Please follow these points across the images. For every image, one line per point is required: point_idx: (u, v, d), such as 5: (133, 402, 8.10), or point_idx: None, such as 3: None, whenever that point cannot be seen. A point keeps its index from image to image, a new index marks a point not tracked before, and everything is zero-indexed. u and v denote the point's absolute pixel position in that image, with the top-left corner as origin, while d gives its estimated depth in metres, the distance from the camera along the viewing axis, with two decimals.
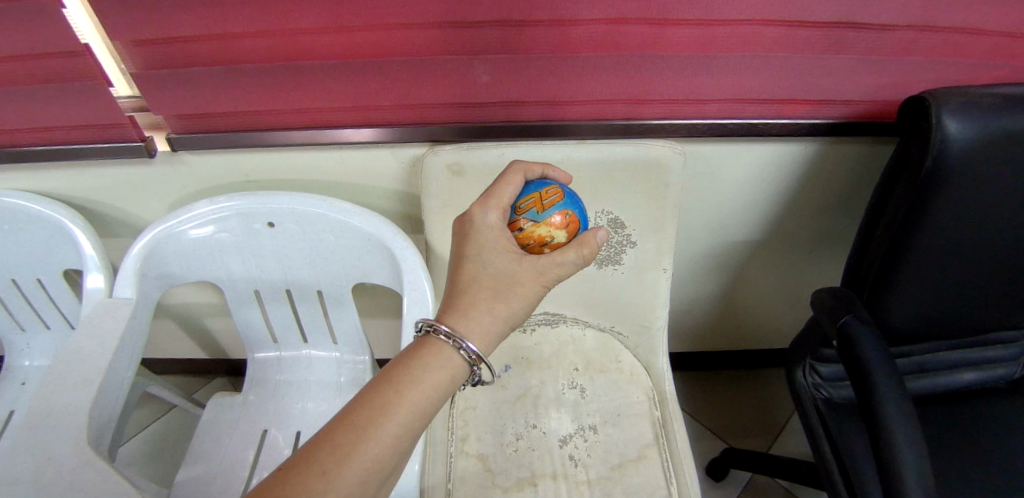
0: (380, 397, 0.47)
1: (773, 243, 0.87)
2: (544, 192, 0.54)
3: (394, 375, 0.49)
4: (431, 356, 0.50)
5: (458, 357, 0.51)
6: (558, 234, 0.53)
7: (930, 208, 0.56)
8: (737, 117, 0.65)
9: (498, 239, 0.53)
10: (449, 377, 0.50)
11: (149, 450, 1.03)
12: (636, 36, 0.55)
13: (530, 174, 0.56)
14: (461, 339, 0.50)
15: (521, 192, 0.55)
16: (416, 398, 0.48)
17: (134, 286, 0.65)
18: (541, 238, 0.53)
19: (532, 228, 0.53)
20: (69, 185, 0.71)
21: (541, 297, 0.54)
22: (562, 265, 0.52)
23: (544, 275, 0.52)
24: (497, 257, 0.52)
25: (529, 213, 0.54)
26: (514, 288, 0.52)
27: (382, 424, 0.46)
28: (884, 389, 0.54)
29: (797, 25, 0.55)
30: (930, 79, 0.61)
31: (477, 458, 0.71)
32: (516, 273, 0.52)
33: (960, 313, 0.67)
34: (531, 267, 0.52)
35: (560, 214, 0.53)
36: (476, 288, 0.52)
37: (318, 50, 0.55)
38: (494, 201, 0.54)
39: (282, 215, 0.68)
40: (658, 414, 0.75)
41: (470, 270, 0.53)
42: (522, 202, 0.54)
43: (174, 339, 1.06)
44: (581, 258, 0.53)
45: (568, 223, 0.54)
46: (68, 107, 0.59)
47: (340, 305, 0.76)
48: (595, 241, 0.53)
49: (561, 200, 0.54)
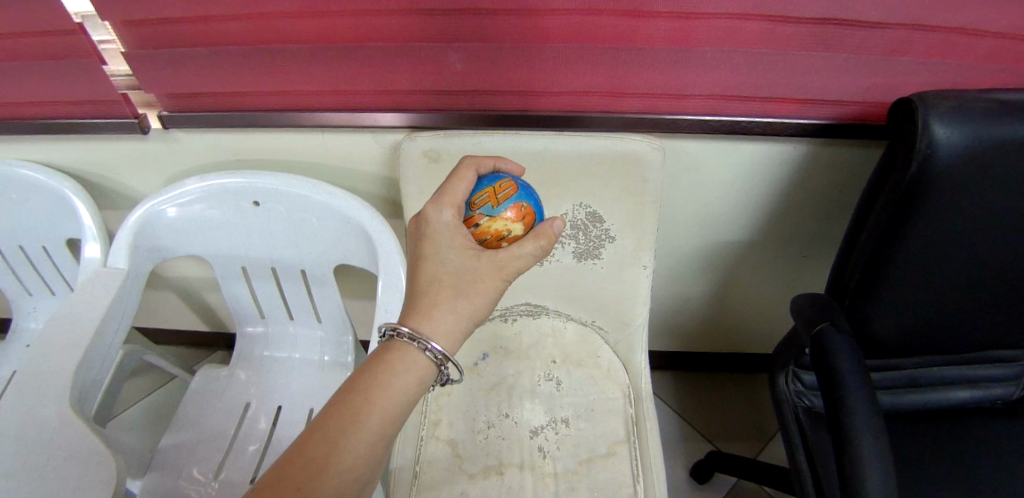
0: (349, 406, 0.48)
1: (764, 245, 0.85)
2: (498, 186, 0.55)
3: (362, 382, 0.50)
4: (397, 359, 0.51)
5: (424, 358, 0.52)
6: (514, 227, 0.54)
7: (914, 215, 0.54)
8: (721, 114, 0.63)
9: (455, 236, 0.54)
10: (418, 379, 0.51)
11: (148, 415, 1.08)
12: (610, 27, 0.55)
13: (482, 168, 0.57)
14: (425, 340, 0.51)
15: (474, 188, 0.56)
16: (384, 405, 0.49)
17: (127, 258, 0.69)
18: (498, 232, 0.54)
19: (488, 223, 0.54)
20: (73, 157, 0.75)
21: (503, 290, 0.55)
22: (521, 258, 0.53)
23: (504, 268, 0.53)
24: (454, 255, 0.53)
25: (484, 207, 0.54)
26: (473, 285, 0.52)
27: (353, 433, 0.47)
28: (853, 398, 0.53)
29: (779, 20, 0.54)
30: (925, 80, 0.58)
31: (447, 443, 0.72)
32: (476, 269, 0.52)
33: (951, 327, 0.65)
34: (490, 261, 0.52)
35: (514, 208, 0.54)
36: (437, 287, 0.52)
37: (296, 35, 0.56)
38: (447, 200, 0.55)
39: (266, 194, 0.70)
40: (631, 412, 0.75)
41: (429, 270, 0.53)
42: (476, 198, 0.55)
43: (175, 310, 1.10)
44: (539, 249, 0.54)
45: (523, 216, 0.55)
46: (67, 83, 0.62)
47: (324, 286, 0.78)
48: (552, 231, 0.55)
49: (515, 193, 0.55)
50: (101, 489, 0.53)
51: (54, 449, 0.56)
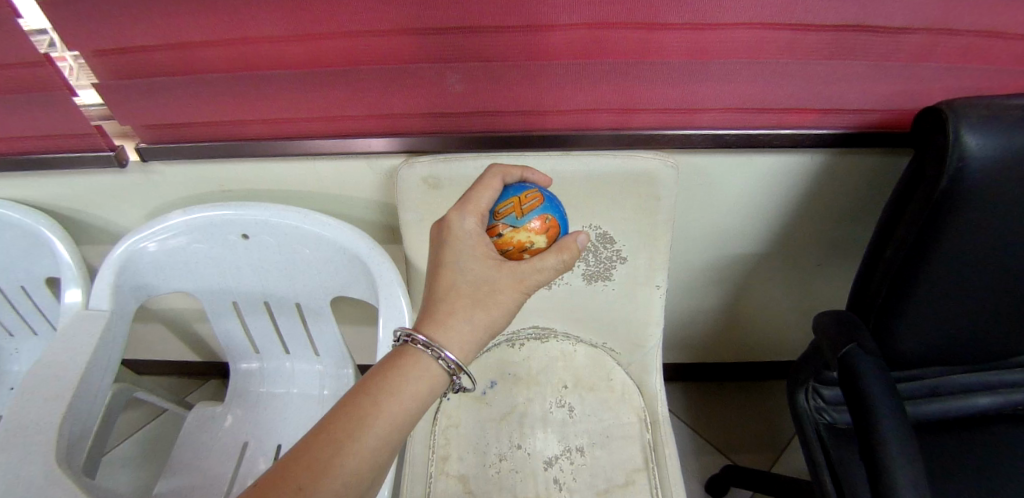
0: (357, 409, 0.45)
1: (777, 256, 0.82)
2: (523, 196, 0.51)
3: (372, 386, 0.46)
4: (410, 365, 0.47)
5: (437, 367, 0.48)
6: (537, 239, 0.50)
7: (944, 229, 0.51)
8: (735, 128, 0.61)
9: (477, 245, 0.50)
10: (429, 389, 0.48)
11: (140, 452, 1.03)
12: (621, 40, 0.51)
13: (508, 177, 0.53)
14: (439, 348, 0.47)
15: (498, 196, 0.52)
16: (393, 412, 0.45)
17: (110, 298, 0.64)
18: (520, 243, 0.50)
19: (511, 233, 0.50)
20: (48, 194, 0.70)
21: (522, 303, 0.51)
22: (542, 271, 0.49)
23: (524, 281, 0.49)
24: (475, 265, 0.49)
25: (508, 218, 0.50)
26: (492, 296, 0.49)
27: (359, 437, 0.44)
28: (886, 427, 0.49)
29: (800, 28, 0.51)
30: (949, 87, 0.56)
31: (458, 479, 0.68)
32: (495, 280, 0.49)
33: (981, 340, 0.62)
34: (512, 273, 0.49)
35: (539, 219, 0.50)
36: (454, 296, 0.49)
37: (281, 60, 0.53)
38: (471, 206, 0.51)
39: (255, 226, 0.66)
40: (649, 437, 0.71)
41: (448, 278, 0.49)
42: (500, 206, 0.51)
43: (165, 342, 1.06)
44: (561, 263, 0.50)
45: (548, 228, 0.51)
46: (37, 117, 0.58)
47: (320, 318, 0.74)
48: (576, 246, 0.51)
49: (541, 205, 0.51)
50: None
51: None
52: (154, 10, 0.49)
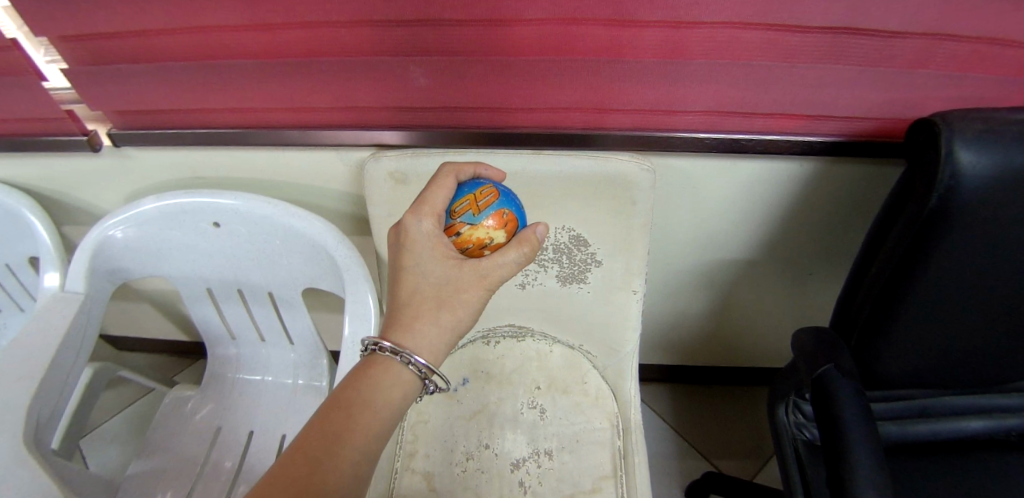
0: (331, 424, 0.44)
1: (766, 263, 0.79)
2: (478, 192, 0.49)
3: (345, 399, 0.46)
4: (380, 374, 0.47)
5: (408, 373, 0.48)
6: (497, 235, 0.49)
7: (933, 250, 0.49)
8: (716, 132, 0.58)
9: (435, 246, 0.48)
10: (402, 395, 0.48)
11: (127, 429, 1.05)
12: (592, 37, 0.49)
13: (462, 175, 0.51)
14: (408, 354, 0.47)
15: (454, 196, 0.50)
16: (369, 422, 0.45)
17: (84, 281, 0.65)
18: (480, 240, 0.49)
19: (469, 232, 0.48)
20: (28, 175, 0.71)
21: (490, 299, 0.50)
22: (504, 267, 0.48)
23: (488, 278, 0.48)
24: (434, 265, 0.48)
25: (466, 216, 0.49)
26: (457, 296, 0.48)
27: (338, 452, 0.43)
28: (856, 453, 0.47)
29: (785, 30, 0.48)
30: (948, 95, 0.52)
31: (423, 476, 0.67)
32: (457, 279, 0.48)
33: (973, 364, 0.59)
34: (473, 271, 0.48)
35: (496, 215, 0.49)
36: (419, 300, 0.48)
37: (245, 48, 0.52)
38: (426, 207, 0.49)
39: (226, 215, 0.65)
40: (619, 444, 0.69)
41: (409, 282, 0.49)
42: (457, 206, 0.49)
43: (154, 321, 1.07)
44: (523, 257, 0.49)
45: (507, 223, 0.49)
46: (11, 100, 0.59)
47: (293, 308, 0.74)
48: (535, 238, 0.49)
49: (497, 200, 0.49)
50: None
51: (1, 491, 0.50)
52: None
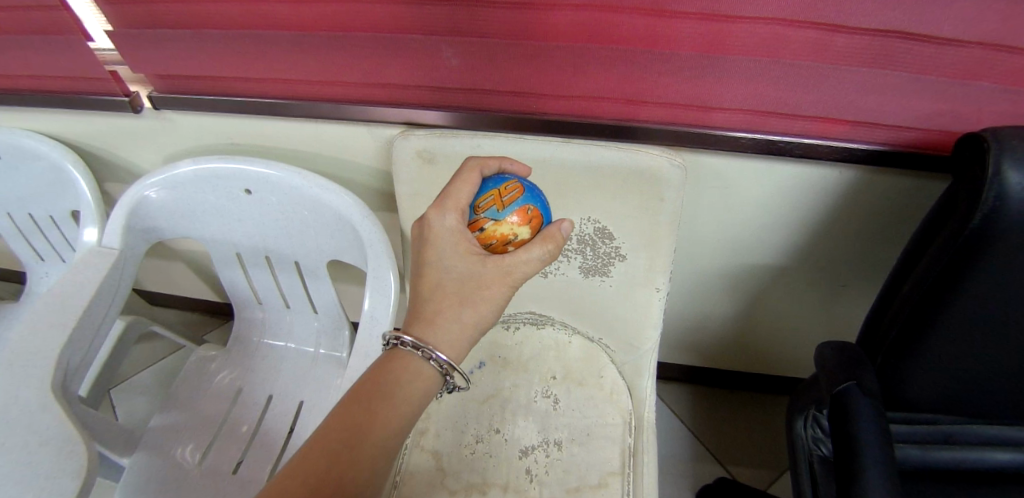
0: (352, 419, 0.45)
1: (796, 270, 0.77)
2: (503, 188, 0.49)
3: (365, 393, 0.47)
4: (403, 369, 0.48)
5: (429, 368, 0.49)
6: (520, 231, 0.48)
7: (972, 271, 0.47)
8: (753, 131, 0.56)
9: (459, 242, 0.49)
10: (423, 389, 0.48)
11: (155, 381, 1.10)
12: (627, 27, 0.48)
13: (486, 169, 0.51)
14: (430, 350, 0.48)
15: (478, 191, 0.50)
16: (390, 417, 0.46)
17: (120, 237, 0.67)
18: (504, 236, 0.48)
19: (493, 227, 0.48)
20: (73, 131, 0.74)
21: (512, 294, 0.51)
22: (527, 264, 0.48)
23: (511, 274, 0.48)
24: (457, 260, 0.48)
25: (489, 211, 0.48)
26: (479, 292, 0.48)
27: (356, 445, 0.44)
28: (870, 473, 0.46)
29: (830, 29, 0.45)
30: (1006, 110, 0.49)
31: (432, 454, 0.68)
32: (480, 276, 0.48)
33: (1006, 393, 0.56)
34: (496, 267, 0.48)
35: (521, 210, 0.48)
36: (441, 295, 0.49)
37: (278, 21, 0.52)
38: (450, 202, 0.49)
39: (258, 183, 0.66)
40: (630, 442, 0.69)
41: (432, 277, 0.49)
42: (481, 201, 0.49)
43: (186, 280, 1.11)
44: (546, 254, 0.48)
45: (531, 219, 0.49)
46: (58, 58, 0.61)
47: (317, 278, 0.75)
48: (560, 235, 0.49)
49: (521, 196, 0.49)
50: (71, 481, 0.52)
51: (30, 436, 0.54)
52: None
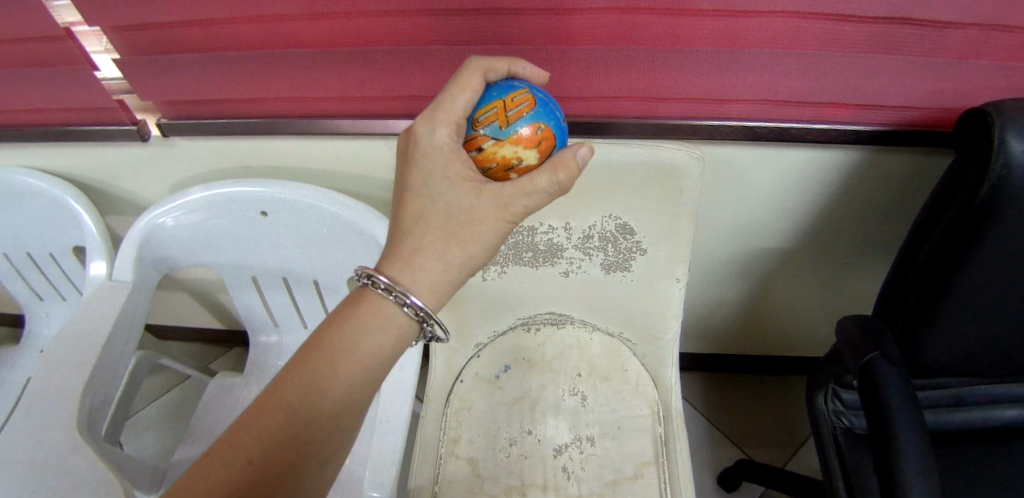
0: (312, 370, 0.44)
1: (802, 252, 0.80)
2: (509, 99, 0.44)
3: (327, 342, 0.46)
4: (370, 315, 0.47)
5: (402, 315, 0.47)
6: (525, 155, 0.44)
7: (984, 238, 0.49)
8: (766, 120, 0.59)
9: (450, 163, 0.46)
10: (394, 339, 0.47)
11: (162, 416, 1.06)
12: (648, 27, 0.50)
13: (492, 74, 0.46)
14: (403, 294, 0.46)
15: (479, 100, 0.45)
16: (353, 368, 0.45)
17: (132, 269, 0.65)
18: (505, 160, 0.44)
19: (493, 148, 0.44)
20: (76, 165, 0.73)
21: (509, 230, 0.48)
22: (530, 194, 0.44)
23: (508, 207, 0.45)
24: (447, 187, 0.46)
25: (490, 126, 0.44)
26: (469, 228, 0.46)
27: (313, 398, 0.44)
28: (902, 438, 0.48)
29: (841, 19, 0.49)
30: (998, 85, 0.53)
31: (467, 462, 0.67)
32: (473, 208, 0.45)
33: (1016, 352, 0.59)
34: (491, 198, 0.45)
35: (528, 129, 0.44)
36: (424, 228, 0.47)
37: (299, 39, 0.53)
38: (445, 115, 0.45)
39: (274, 204, 0.66)
40: (661, 431, 0.68)
41: (417, 205, 0.47)
42: (482, 114, 0.45)
43: (189, 310, 1.08)
44: (555, 184, 0.44)
45: (539, 140, 0.44)
46: (65, 89, 0.61)
47: (336, 296, 0.75)
48: (573, 163, 0.44)
49: (531, 110, 0.44)
50: None
51: (63, 477, 0.51)
52: None
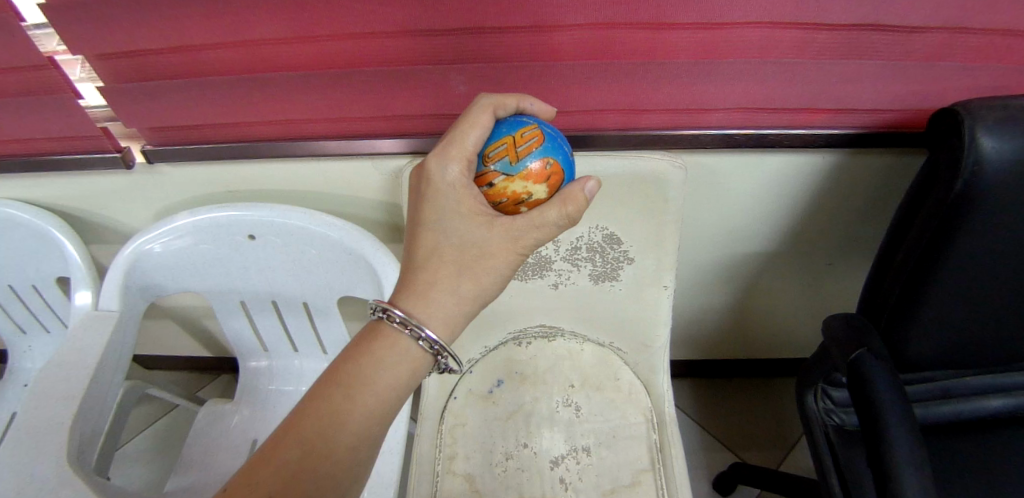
0: (329, 403, 0.45)
1: (786, 255, 0.81)
2: (519, 135, 0.46)
3: (345, 377, 0.46)
4: (388, 350, 0.47)
5: (416, 348, 0.48)
6: (535, 190, 0.46)
7: (959, 232, 0.51)
8: (744, 127, 0.60)
9: (462, 198, 0.47)
10: (410, 372, 0.48)
11: (150, 447, 1.04)
12: (628, 41, 0.51)
13: (502, 111, 0.48)
14: (418, 326, 0.47)
15: (490, 136, 0.47)
16: (369, 402, 0.45)
17: (119, 298, 0.64)
18: (515, 195, 0.46)
19: (504, 183, 0.46)
20: (58, 194, 0.72)
21: (519, 262, 0.50)
22: (540, 227, 0.46)
23: (518, 240, 0.47)
24: (460, 222, 0.47)
25: (501, 163, 0.46)
26: (481, 260, 0.48)
27: (333, 435, 0.44)
28: (893, 433, 0.49)
29: (813, 28, 0.50)
30: (966, 85, 0.55)
31: (464, 478, 0.67)
32: (484, 242, 0.47)
33: (997, 343, 0.61)
34: (503, 231, 0.46)
35: (538, 164, 0.46)
36: (438, 261, 0.48)
37: (285, 62, 0.54)
38: (456, 151, 0.47)
39: (262, 227, 0.66)
40: (655, 437, 0.69)
41: (431, 239, 0.48)
42: (492, 150, 0.47)
43: (175, 338, 1.07)
44: (564, 216, 0.46)
45: (548, 175, 0.46)
46: (47, 119, 0.61)
47: (327, 317, 0.75)
48: (582, 196, 0.45)
49: (539, 146, 0.46)
50: None
51: None
52: (164, 14, 0.50)
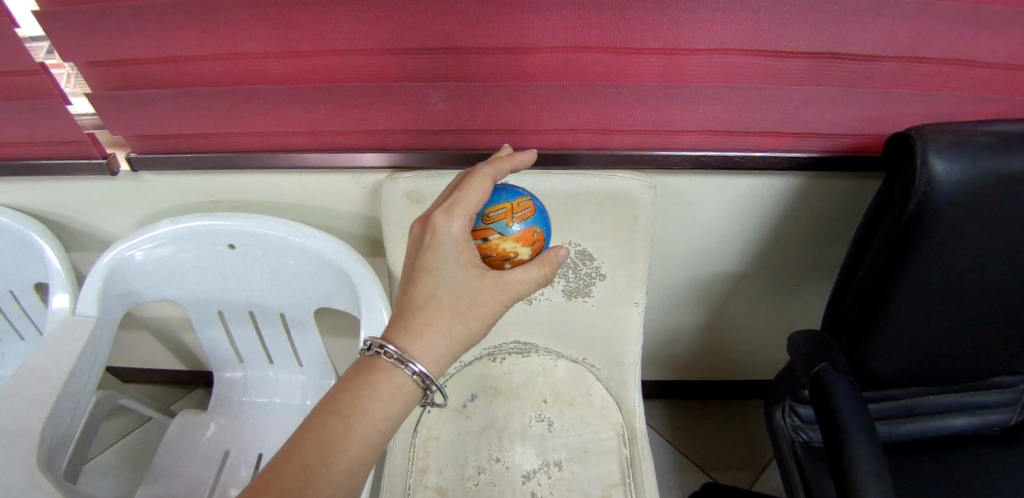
0: (328, 431, 0.45)
1: (756, 276, 0.83)
2: (517, 203, 0.50)
3: (343, 405, 0.46)
4: (382, 381, 0.47)
5: (410, 382, 0.48)
6: (521, 251, 0.50)
7: (912, 254, 0.53)
8: (711, 149, 0.63)
9: (461, 252, 0.48)
10: (404, 402, 0.48)
11: (119, 461, 1.03)
12: (600, 63, 0.54)
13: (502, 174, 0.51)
14: (410, 362, 0.47)
15: (490, 197, 0.50)
16: (367, 430, 0.46)
17: (96, 305, 0.64)
18: (504, 252, 0.49)
19: (498, 241, 0.49)
20: (40, 200, 0.73)
21: (502, 314, 0.51)
22: (524, 283, 0.49)
23: (507, 293, 0.49)
24: (460, 274, 0.48)
25: (498, 223, 0.49)
26: (474, 309, 0.48)
27: (329, 463, 0.44)
28: (856, 446, 0.50)
29: (774, 55, 0.53)
30: (920, 112, 0.58)
31: (435, 491, 0.66)
32: (478, 293, 0.48)
33: (954, 364, 0.63)
34: (494, 285, 0.48)
35: (527, 231, 0.50)
36: (434, 306, 0.48)
37: (270, 75, 0.56)
38: (460, 208, 0.48)
39: (241, 237, 0.67)
40: (626, 453, 0.69)
41: (428, 285, 0.48)
42: (491, 210, 0.49)
43: (150, 350, 1.06)
44: (542, 277, 0.50)
45: (534, 241, 0.50)
46: (35, 124, 0.62)
47: (303, 328, 0.75)
48: (556, 260, 0.50)
49: (532, 216, 0.50)
50: None
51: None
52: (154, 25, 0.52)
